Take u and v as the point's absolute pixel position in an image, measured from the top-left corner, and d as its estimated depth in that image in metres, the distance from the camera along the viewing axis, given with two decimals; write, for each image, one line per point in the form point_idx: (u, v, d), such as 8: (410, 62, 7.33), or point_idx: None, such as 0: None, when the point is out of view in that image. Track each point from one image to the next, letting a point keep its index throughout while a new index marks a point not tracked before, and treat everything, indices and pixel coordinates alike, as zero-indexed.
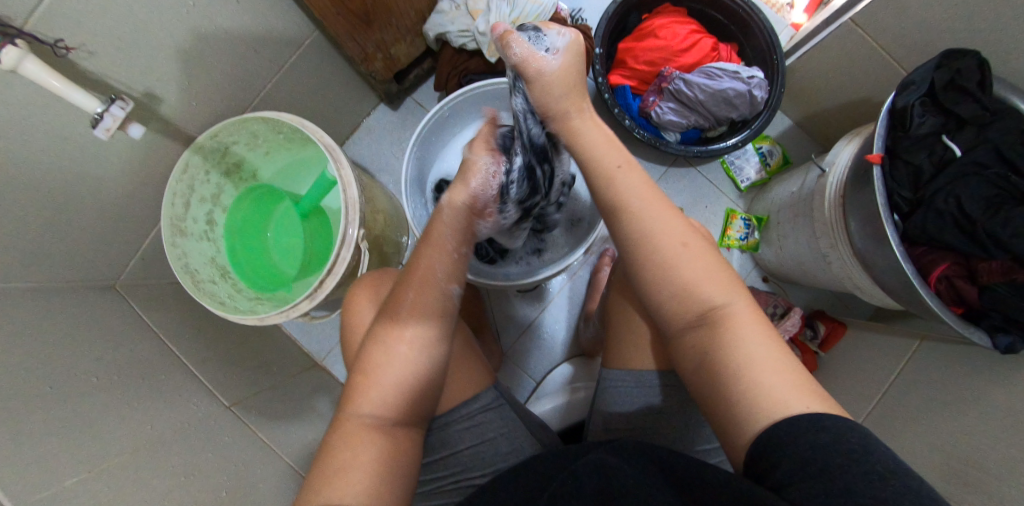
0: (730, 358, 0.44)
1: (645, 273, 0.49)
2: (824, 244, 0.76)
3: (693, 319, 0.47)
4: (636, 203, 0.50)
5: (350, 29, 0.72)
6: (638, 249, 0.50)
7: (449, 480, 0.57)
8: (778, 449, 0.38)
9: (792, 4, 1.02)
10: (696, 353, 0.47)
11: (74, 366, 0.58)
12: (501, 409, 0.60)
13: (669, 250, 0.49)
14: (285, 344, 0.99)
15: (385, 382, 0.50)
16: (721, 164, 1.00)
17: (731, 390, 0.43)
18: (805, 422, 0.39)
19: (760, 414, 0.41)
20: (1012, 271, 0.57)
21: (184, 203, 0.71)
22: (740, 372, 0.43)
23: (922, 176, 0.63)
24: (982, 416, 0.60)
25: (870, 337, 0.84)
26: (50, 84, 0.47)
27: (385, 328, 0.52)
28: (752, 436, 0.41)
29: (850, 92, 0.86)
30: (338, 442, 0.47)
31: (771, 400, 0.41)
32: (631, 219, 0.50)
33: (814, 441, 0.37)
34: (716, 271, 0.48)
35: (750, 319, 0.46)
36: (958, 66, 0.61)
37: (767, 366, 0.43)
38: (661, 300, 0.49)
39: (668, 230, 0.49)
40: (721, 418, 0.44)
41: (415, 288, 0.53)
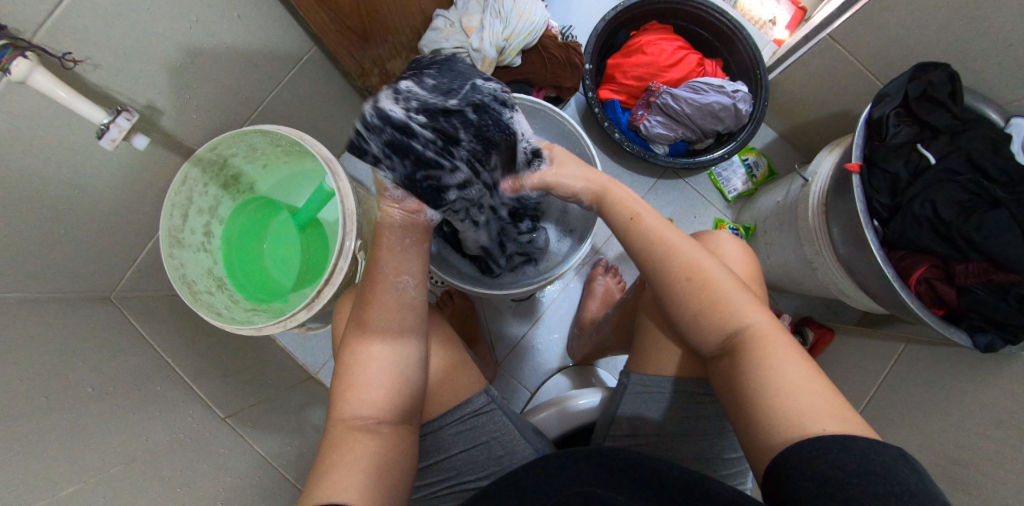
0: (754, 381, 0.46)
1: (665, 305, 0.53)
2: (809, 251, 0.78)
3: (718, 348, 0.50)
4: (654, 244, 0.53)
5: (347, 43, 0.76)
6: (657, 285, 0.53)
7: (445, 486, 0.58)
8: (791, 468, 0.39)
9: (774, 21, 1.06)
10: (724, 380, 0.49)
11: (71, 376, 0.58)
12: (494, 414, 0.60)
13: (687, 282, 0.51)
14: (279, 356, 0.99)
15: (365, 388, 0.51)
16: (709, 175, 1.03)
17: (753, 412, 0.45)
18: (822, 443, 0.39)
19: (778, 436, 0.42)
20: (988, 272, 0.60)
21: (182, 215, 0.72)
22: (761, 396, 0.45)
23: (899, 184, 0.65)
24: (968, 416, 0.61)
25: (858, 342, 0.86)
26: (57, 95, 0.49)
27: (356, 340, 0.53)
28: (774, 454, 0.42)
29: (831, 104, 0.90)
30: (328, 448, 0.49)
31: (794, 420, 0.42)
32: (651, 260, 0.53)
33: (838, 460, 0.38)
34: (738, 297, 0.50)
35: (773, 344, 0.47)
36: (930, 78, 0.65)
37: (788, 390, 0.44)
38: (685, 331, 0.52)
39: (680, 260, 0.52)
40: (746, 438, 0.45)
41: (373, 290, 0.54)
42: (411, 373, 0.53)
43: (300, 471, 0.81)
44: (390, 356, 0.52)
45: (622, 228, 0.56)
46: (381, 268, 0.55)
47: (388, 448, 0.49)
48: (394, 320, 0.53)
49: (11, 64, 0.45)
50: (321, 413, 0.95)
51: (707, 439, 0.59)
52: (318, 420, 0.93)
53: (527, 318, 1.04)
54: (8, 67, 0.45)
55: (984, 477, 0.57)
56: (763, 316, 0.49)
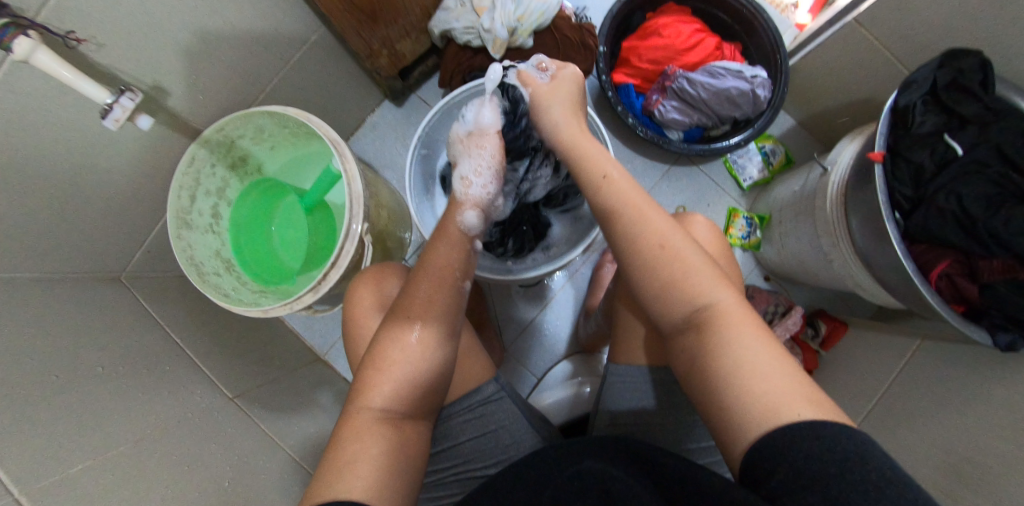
0: (717, 361, 0.43)
1: (630, 271, 0.51)
2: (826, 243, 0.76)
3: (682, 321, 0.47)
4: (622, 208, 0.51)
5: (356, 26, 0.73)
6: (624, 252, 0.51)
7: (451, 472, 0.58)
8: (769, 460, 0.37)
9: (797, 4, 1.02)
10: (687, 356, 0.47)
11: (80, 357, 0.59)
12: (502, 401, 0.60)
13: (650, 255, 0.49)
14: (288, 337, 1.00)
15: (398, 382, 0.50)
16: (724, 163, 1.00)
17: (718, 390, 0.43)
18: (797, 430, 0.37)
19: (755, 420, 0.40)
20: (1012, 269, 0.58)
21: (189, 197, 0.72)
22: (727, 376, 0.42)
23: (924, 174, 0.63)
24: (984, 414, 0.60)
25: (872, 337, 0.84)
26: (60, 75, 0.48)
27: (396, 332, 0.52)
28: (748, 441, 0.40)
29: (854, 91, 0.87)
30: (347, 436, 0.47)
31: (763, 407, 0.40)
32: (620, 224, 0.51)
33: (811, 451, 0.36)
34: (706, 272, 0.48)
35: (740, 320, 0.45)
36: (960, 66, 0.62)
37: (755, 367, 0.42)
38: (650, 299, 0.49)
39: (652, 231, 0.50)
40: (717, 425, 0.43)
41: (430, 283, 0.53)
42: (443, 374, 0.53)
43: (308, 451, 0.82)
44: (432, 362, 0.52)
45: (592, 192, 0.54)
46: (431, 259, 0.54)
47: (407, 447, 0.49)
48: (442, 322, 0.53)
49: (14, 43, 0.44)
50: (329, 394, 0.96)
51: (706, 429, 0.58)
52: (326, 401, 0.94)
53: (535, 304, 1.03)
54: (10, 45, 0.44)
55: (998, 478, 0.56)
56: (734, 295, 0.47)
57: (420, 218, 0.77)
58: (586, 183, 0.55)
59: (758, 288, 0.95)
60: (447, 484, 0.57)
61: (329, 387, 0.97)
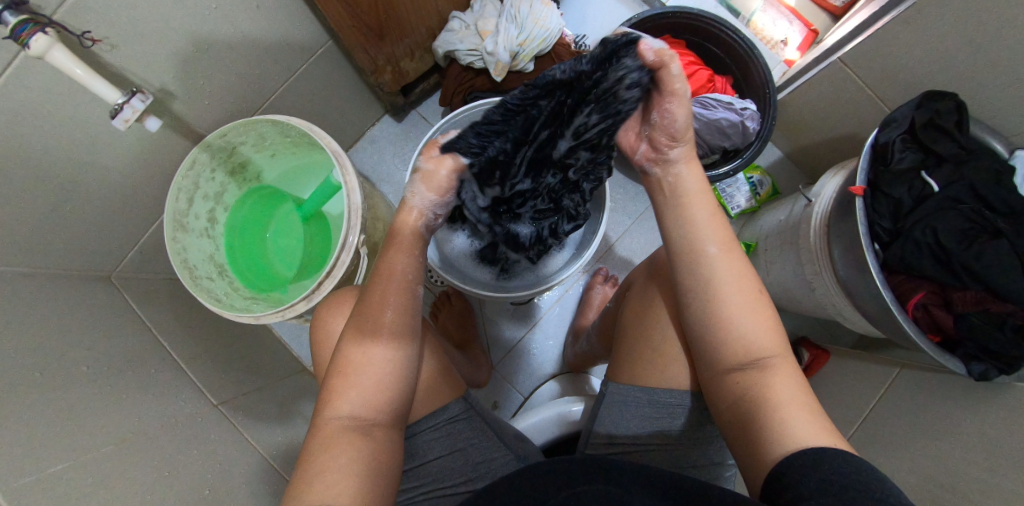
0: (769, 399, 0.46)
1: (701, 307, 0.50)
2: (809, 272, 0.78)
3: (744, 360, 0.49)
4: (707, 249, 0.51)
5: (364, 42, 0.75)
6: (694, 288, 0.51)
7: (421, 491, 0.57)
8: (794, 474, 0.41)
9: (786, 42, 1.08)
10: (738, 392, 0.49)
11: (65, 353, 0.58)
12: (469, 420, 0.60)
13: (731, 298, 0.49)
14: (275, 346, 0.99)
15: (361, 391, 0.50)
16: (713, 191, 1.03)
17: (761, 424, 0.46)
18: (825, 455, 0.41)
19: (785, 449, 0.44)
20: (985, 301, 0.60)
21: (187, 200, 0.72)
22: (776, 410, 0.45)
23: (902, 208, 0.66)
24: (959, 443, 0.62)
25: (854, 365, 0.86)
26: (73, 72, 0.49)
27: (355, 345, 0.51)
28: (775, 465, 0.43)
29: (838, 127, 0.91)
30: (317, 448, 0.48)
31: (802, 435, 0.44)
32: (694, 262, 0.50)
33: (838, 468, 0.40)
34: (769, 320, 0.50)
35: (793, 372, 0.48)
36: (937, 107, 0.66)
37: (801, 407, 0.46)
38: (714, 340, 0.50)
39: (732, 276, 0.50)
40: (749, 446, 0.46)
41: (384, 287, 0.52)
42: (403, 379, 0.52)
43: (292, 462, 0.80)
44: (394, 368, 0.51)
45: (673, 214, 0.52)
46: (383, 269, 0.53)
47: (381, 453, 0.49)
48: (399, 325, 0.52)
49: (31, 39, 0.45)
50: (314, 405, 0.95)
51: (695, 450, 0.58)
52: (310, 411, 0.93)
53: (523, 323, 1.04)
54: (28, 41, 0.45)
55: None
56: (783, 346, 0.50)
57: None
58: (665, 207, 0.53)
59: None
60: (414, 503, 0.57)
61: (315, 397, 0.96)
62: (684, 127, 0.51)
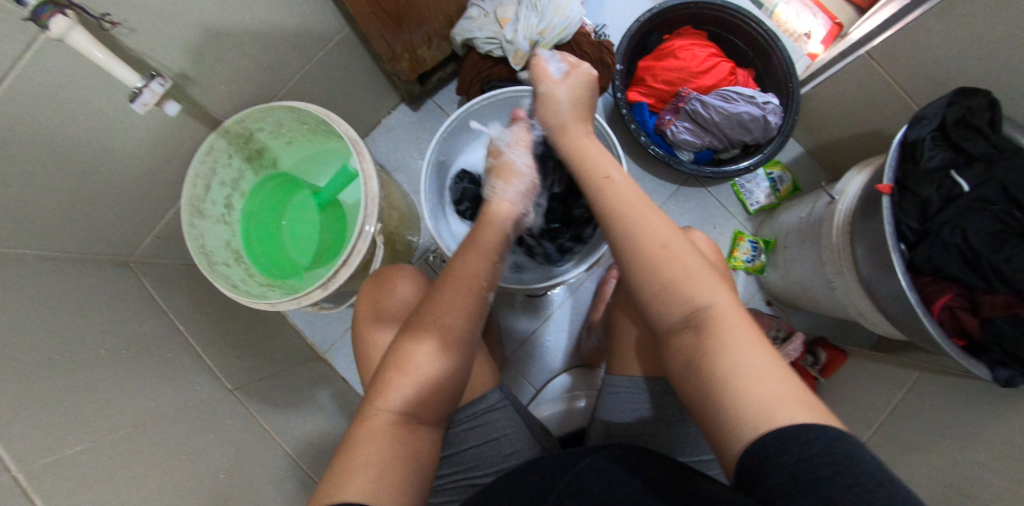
0: (716, 362, 0.42)
1: (627, 274, 0.50)
2: (830, 271, 0.77)
3: (681, 321, 0.46)
4: (623, 210, 0.51)
5: (382, 29, 0.74)
6: (622, 254, 0.50)
7: (452, 478, 0.57)
8: (762, 465, 0.35)
9: (809, 35, 1.05)
10: (685, 360, 0.45)
11: (82, 336, 0.59)
12: (507, 411, 0.61)
13: (656, 258, 0.48)
14: (289, 333, 0.99)
15: (414, 388, 0.50)
16: (732, 186, 1.02)
17: (715, 395, 0.41)
18: (788, 432, 0.36)
19: (744, 427, 0.38)
20: (1014, 305, 0.59)
21: (204, 186, 0.72)
22: (728, 379, 0.41)
23: (929, 209, 0.64)
24: (982, 449, 0.61)
25: (873, 366, 0.85)
26: (93, 55, 0.49)
27: (415, 342, 0.51)
28: (738, 448, 0.38)
29: (863, 123, 0.89)
30: (366, 439, 0.47)
31: (760, 410, 0.38)
32: (618, 224, 0.51)
33: (800, 454, 0.34)
34: (708, 276, 0.47)
35: (736, 325, 0.44)
36: (969, 104, 0.64)
37: (755, 372, 0.40)
38: (649, 304, 0.48)
39: (654, 235, 0.49)
40: (711, 428, 0.41)
41: (459, 285, 0.53)
42: (452, 378, 0.52)
43: (305, 448, 0.81)
44: (449, 367, 0.52)
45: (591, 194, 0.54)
46: (463, 262, 0.55)
47: (419, 452, 0.49)
48: (464, 325, 0.53)
49: (51, 20, 0.45)
50: (327, 392, 0.95)
51: (681, 442, 0.58)
52: (324, 399, 0.94)
53: (535, 315, 1.03)
54: (48, 23, 0.45)
55: None
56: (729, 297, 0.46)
57: (433, 219, 0.77)
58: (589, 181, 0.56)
59: (759, 312, 0.96)
60: (441, 489, 0.57)
61: (328, 385, 0.97)
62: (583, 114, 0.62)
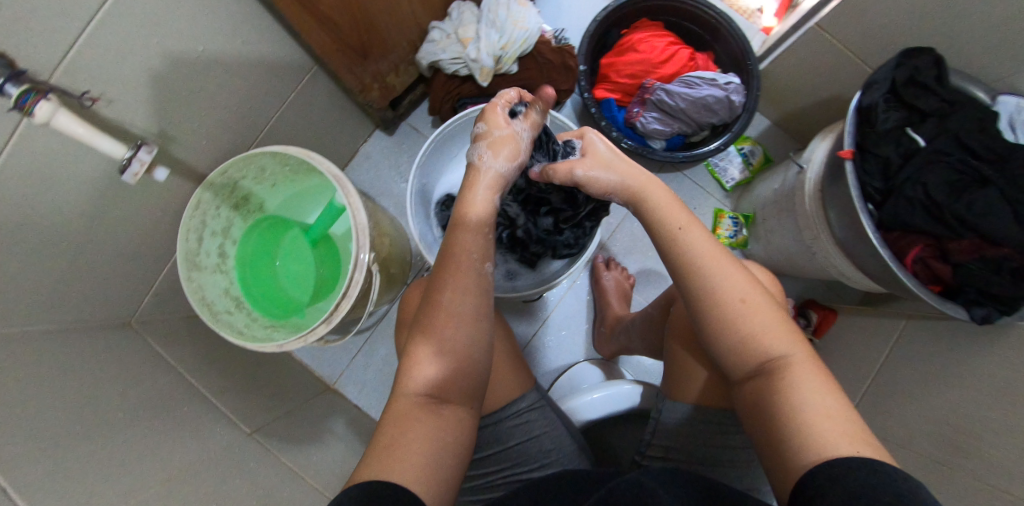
0: (784, 403, 0.46)
1: (704, 321, 0.53)
2: (808, 237, 0.80)
3: (753, 368, 0.50)
4: (701, 262, 0.53)
5: (349, 63, 0.76)
6: (700, 303, 0.53)
7: (498, 475, 0.60)
8: (820, 485, 0.40)
9: (762, 9, 1.09)
10: (756, 399, 0.49)
11: (101, 403, 0.60)
12: (542, 410, 0.64)
13: (732, 307, 0.51)
14: (296, 369, 1.01)
15: (432, 374, 0.52)
16: (706, 167, 1.05)
17: (784, 432, 0.45)
18: (850, 463, 0.40)
19: (809, 456, 0.43)
20: (981, 247, 0.63)
21: (197, 239, 0.74)
22: (794, 418, 0.45)
23: (891, 167, 0.67)
24: (969, 386, 0.65)
25: (862, 320, 0.89)
26: (78, 133, 0.50)
27: (425, 329, 0.53)
28: (800, 474, 0.42)
29: (821, 90, 0.92)
30: (393, 420, 0.49)
31: (823, 443, 0.43)
32: (695, 279, 0.53)
33: (858, 478, 0.39)
34: (778, 323, 0.51)
35: (810, 372, 0.47)
36: (916, 64, 0.68)
37: (821, 411, 0.45)
38: (723, 353, 0.52)
39: (732, 284, 0.52)
40: (773, 458, 0.46)
41: (455, 270, 0.54)
42: (476, 363, 0.53)
43: (329, 477, 0.82)
44: (471, 349, 0.53)
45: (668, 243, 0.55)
46: (459, 246, 0.55)
47: (448, 430, 0.50)
48: (470, 309, 0.53)
49: (36, 107, 0.46)
50: (342, 421, 0.97)
51: (720, 449, 0.60)
52: (340, 428, 0.95)
53: (537, 318, 1.06)
54: (31, 110, 0.46)
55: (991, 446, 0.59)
56: (801, 342, 0.50)
57: (423, 240, 0.79)
58: (660, 231, 0.56)
59: None
60: (494, 486, 0.60)
61: (342, 414, 0.98)
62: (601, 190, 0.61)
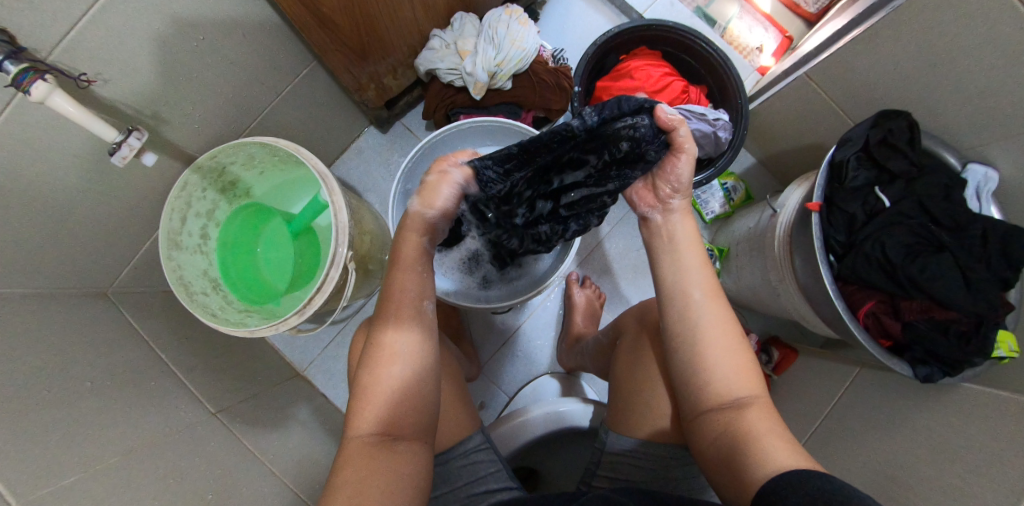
0: (747, 425, 0.51)
1: (685, 344, 0.58)
2: (774, 278, 0.83)
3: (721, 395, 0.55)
4: (691, 294, 0.59)
5: (347, 63, 0.78)
6: (687, 327, 0.58)
7: None
8: (781, 489, 0.44)
9: (761, 49, 1.11)
10: (718, 424, 0.54)
11: (69, 372, 0.62)
12: (487, 451, 0.67)
13: (713, 334, 0.57)
14: (267, 353, 1.03)
15: (378, 408, 0.53)
16: (688, 197, 1.07)
17: (743, 452, 0.50)
18: (802, 473, 0.44)
19: (768, 470, 0.47)
20: (930, 309, 0.66)
21: (180, 219, 0.75)
22: (754, 437, 0.50)
23: (856, 223, 0.70)
24: (906, 438, 0.68)
25: (819, 363, 0.92)
26: (70, 113, 0.51)
27: (370, 366, 0.55)
28: (760, 486, 0.46)
29: (805, 137, 0.95)
30: (344, 463, 0.51)
31: (776, 459, 0.48)
32: (687, 305, 0.59)
33: (812, 486, 0.42)
34: (747, 360, 0.57)
35: (769, 412, 0.53)
36: (890, 127, 0.70)
37: (776, 434, 0.50)
38: (693, 377, 0.57)
39: (717, 317, 0.58)
40: (733, 473, 0.50)
41: (396, 309, 0.57)
42: (419, 392, 0.55)
43: (287, 462, 0.84)
44: (415, 381, 0.55)
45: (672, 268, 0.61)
46: (397, 288, 0.57)
47: (403, 465, 0.52)
48: (408, 344, 0.56)
49: (32, 87, 0.48)
50: (307, 408, 0.99)
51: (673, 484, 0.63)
52: (304, 415, 0.97)
53: (510, 327, 1.08)
54: (29, 88, 0.48)
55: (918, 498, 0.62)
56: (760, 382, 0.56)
57: (400, 242, 0.81)
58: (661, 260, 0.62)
59: None
60: None
61: (308, 401, 1.00)
62: (686, 183, 0.62)
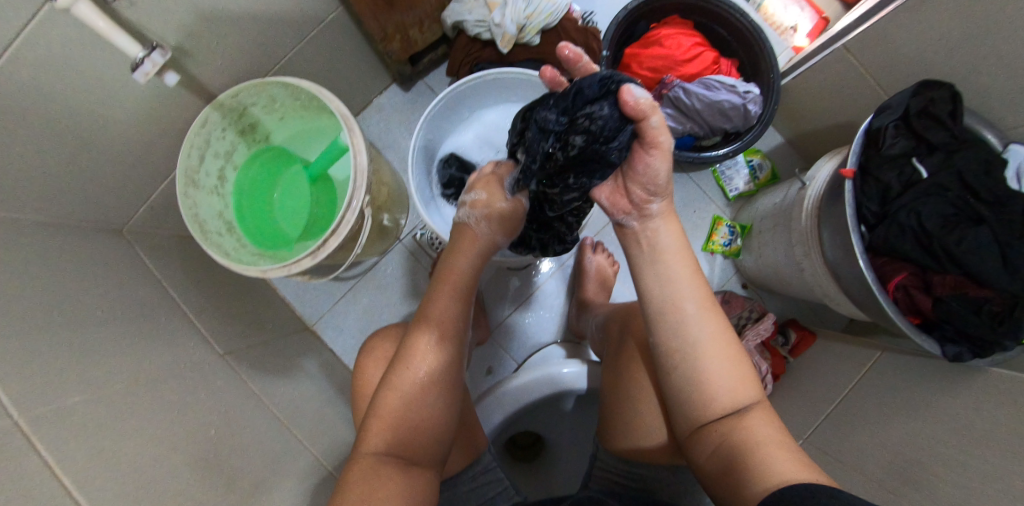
0: (747, 441, 0.49)
1: (674, 364, 0.53)
2: (799, 253, 0.80)
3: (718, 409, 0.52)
4: (680, 304, 0.54)
5: (373, 9, 0.76)
6: (674, 346, 0.53)
7: None
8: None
9: (796, 28, 1.07)
10: (715, 438, 0.51)
11: (80, 297, 0.61)
12: (495, 471, 0.71)
13: (702, 350, 0.53)
14: (278, 305, 1.02)
15: (397, 430, 0.55)
16: (712, 173, 1.05)
17: (743, 473, 0.48)
18: (805, 490, 0.42)
19: (768, 486, 0.45)
20: (963, 285, 0.63)
21: (198, 157, 0.75)
22: (755, 455, 0.48)
23: (890, 193, 0.67)
24: (930, 419, 0.65)
25: (839, 346, 0.89)
26: (97, 25, 0.51)
27: (392, 384, 0.56)
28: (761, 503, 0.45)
29: (838, 114, 0.92)
30: (356, 476, 0.52)
31: (780, 474, 0.45)
32: (672, 320, 0.54)
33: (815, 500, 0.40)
34: (742, 366, 0.53)
35: (768, 420, 0.51)
36: (933, 95, 0.67)
37: (778, 447, 0.48)
38: (686, 394, 0.53)
39: (707, 329, 0.53)
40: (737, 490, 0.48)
41: (427, 333, 0.58)
42: (438, 417, 0.57)
43: (292, 410, 0.84)
44: (435, 407, 0.57)
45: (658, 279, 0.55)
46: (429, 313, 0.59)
47: (410, 487, 0.54)
48: (433, 367, 0.57)
49: None
50: (314, 362, 0.98)
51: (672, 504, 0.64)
52: (311, 367, 0.97)
53: (522, 294, 1.07)
54: None
55: (940, 478, 0.60)
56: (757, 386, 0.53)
57: (419, 192, 0.80)
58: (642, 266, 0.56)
59: (734, 294, 1.00)
60: None
61: (315, 355, 1.00)
62: (664, 182, 0.55)
